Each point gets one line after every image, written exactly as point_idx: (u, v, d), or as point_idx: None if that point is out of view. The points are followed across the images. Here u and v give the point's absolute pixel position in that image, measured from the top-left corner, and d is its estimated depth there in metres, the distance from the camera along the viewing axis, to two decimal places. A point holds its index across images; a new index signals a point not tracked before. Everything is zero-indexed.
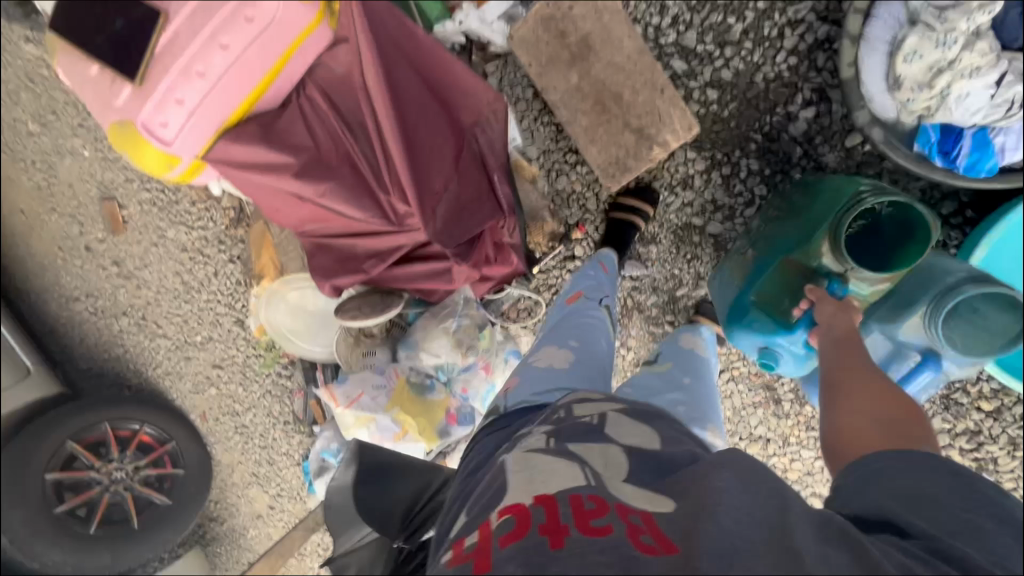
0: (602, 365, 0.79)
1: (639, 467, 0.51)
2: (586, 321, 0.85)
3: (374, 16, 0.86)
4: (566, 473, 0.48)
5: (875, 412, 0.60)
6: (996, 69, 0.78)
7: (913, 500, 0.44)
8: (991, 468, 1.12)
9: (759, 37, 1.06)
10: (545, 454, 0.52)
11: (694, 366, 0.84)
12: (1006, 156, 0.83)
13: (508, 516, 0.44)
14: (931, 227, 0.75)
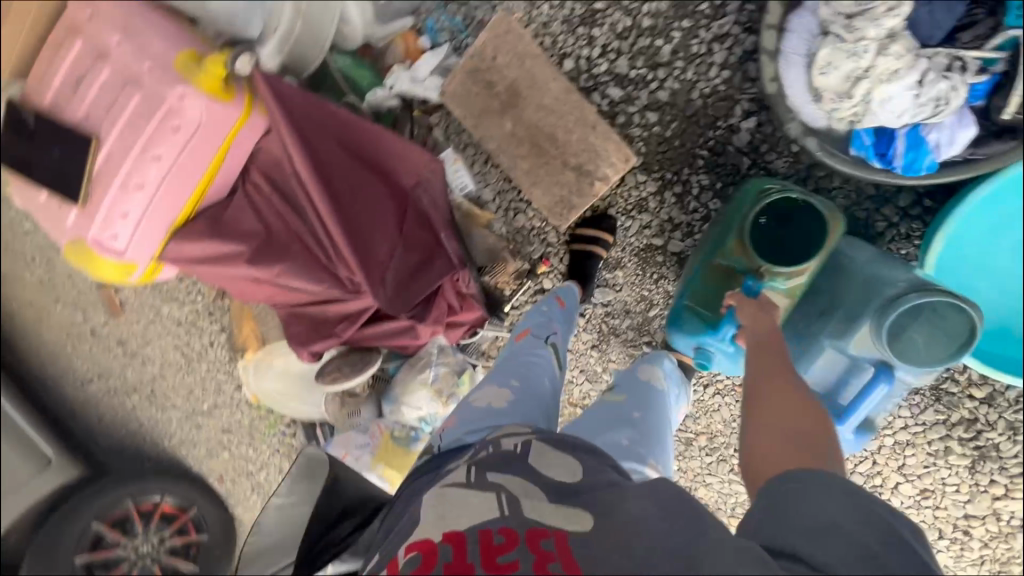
0: (546, 402, 0.78)
1: (560, 492, 0.54)
2: (531, 359, 0.84)
3: (297, 106, 0.89)
4: (481, 506, 0.50)
5: (784, 419, 0.55)
6: (915, 70, 0.76)
7: (817, 533, 0.44)
8: (994, 455, 1.10)
9: (689, 55, 1.05)
10: (463, 488, 0.53)
11: (648, 398, 0.82)
12: (942, 152, 0.81)
13: (414, 554, 0.46)
14: (833, 221, 0.74)
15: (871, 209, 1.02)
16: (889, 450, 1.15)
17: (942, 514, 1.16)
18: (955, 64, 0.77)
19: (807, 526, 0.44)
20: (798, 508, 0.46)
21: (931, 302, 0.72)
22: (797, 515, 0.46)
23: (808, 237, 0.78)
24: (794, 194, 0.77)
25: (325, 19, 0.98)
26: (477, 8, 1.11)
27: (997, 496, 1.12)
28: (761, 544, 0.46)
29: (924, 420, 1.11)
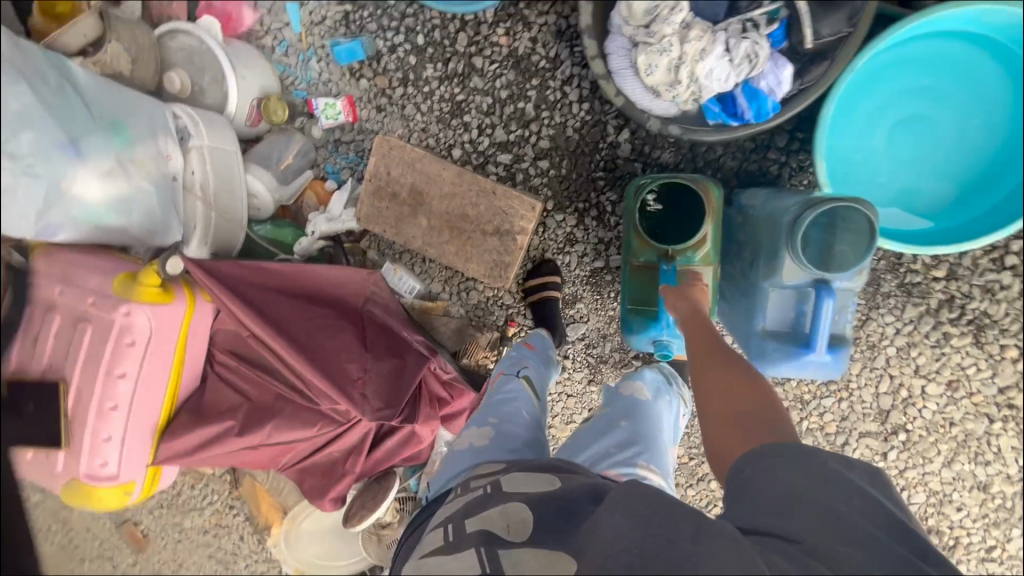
0: (526, 438, 0.78)
1: (543, 513, 0.57)
2: (504, 397, 0.86)
3: (242, 278, 0.98)
4: (460, 567, 0.52)
5: (733, 401, 0.61)
6: (717, 43, 0.89)
7: (779, 506, 0.47)
8: (990, 321, 1.10)
9: (550, 104, 1.18)
10: (444, 554, 0.54)
11: (632, 406, 0.82)
12: (778, 92, 0.92)
13: None
14: (704, 188, 0.82)
15: (760, 159, 1.11)
16: (897, 359, 1.15)
17: (979, 398, 1.14)
18: (748, 24, 0.91)
19: (772, 499, 0.48)
20: (760, 485, 0.49)
21: (835, 212, 0.78)
22: (763, 493, 0.49)
23: (691, 212, 0.85)
24: (660, 182, 0.84)
25: (235, 202, 1.11)
26: (363, 140, 1.25)
27: (1017, 358, 1.11)
28: (739, 529, 0.48)
29: (909, 317, 1.13)
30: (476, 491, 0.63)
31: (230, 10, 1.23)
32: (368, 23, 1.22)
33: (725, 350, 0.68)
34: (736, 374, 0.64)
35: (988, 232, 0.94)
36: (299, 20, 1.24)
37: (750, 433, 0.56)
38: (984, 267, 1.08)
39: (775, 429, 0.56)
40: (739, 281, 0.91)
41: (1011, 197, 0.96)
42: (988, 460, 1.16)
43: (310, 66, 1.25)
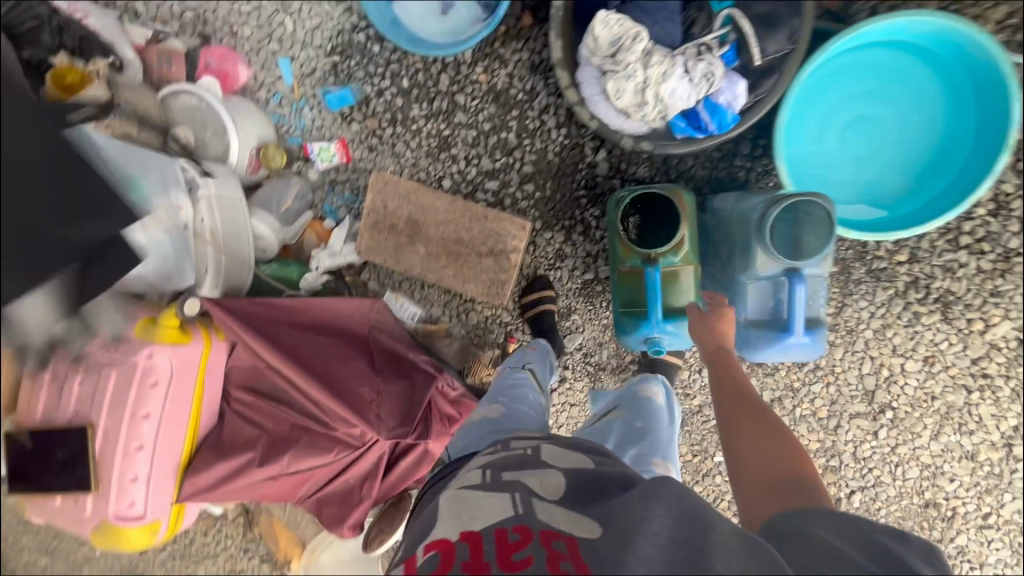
0: (533, 417, 0.89)
1: (573, 488, 0.64)
2: (512, 382, 0.97)
3: (255, 310, 1.05)
4: (495, 509, 0.59)
5: (768, 453, 0.66)
6: (676, 66, 0.98)
7: (824, 559, 0.50)
8: (955, 298, 1.19)
9: (530, 131, 1.27)
10: (480, 490, 0.64)
11: (648, 410, 0.91)
12: (734, 106, 1.01)
13: (434, 553, 0.56)
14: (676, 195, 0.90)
15: (728, 166, 1.21)
16: (875, 340, 1.23)
17: (955, 371, 1.21)
18: (703, 48, 1.00)
19: (815, 552, 0.51)
20: (803, 537, 0.53)
21: (800, 207, 0.87)
22: (806, 544, 0.52)
23: (666, 215, 0.93)
24: (635, 191, 0.92)
25: (242, 243, 1.17)
26: (358, 178, 1.33)
27: (984, 331, 1.19)
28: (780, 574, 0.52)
29: (881, 300, 1.21)
30: (511, 449, 0.73)
31: (225, 69, 1.32)
32: (354, 70, 1.31)
33: (756, 402, 0.74)
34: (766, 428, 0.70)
35: (938, 215, 1.04)
36: (291, 73, 1.33)
37: (786, 488, 0.61)
38: (941, 248, 1.17)
39: (812, 491, 0.60)
40: (721, 278, 0.99)
41: (953, 184, 1.06)
42: (971, 429, 1.23)
43: (303, 114, 1.34)
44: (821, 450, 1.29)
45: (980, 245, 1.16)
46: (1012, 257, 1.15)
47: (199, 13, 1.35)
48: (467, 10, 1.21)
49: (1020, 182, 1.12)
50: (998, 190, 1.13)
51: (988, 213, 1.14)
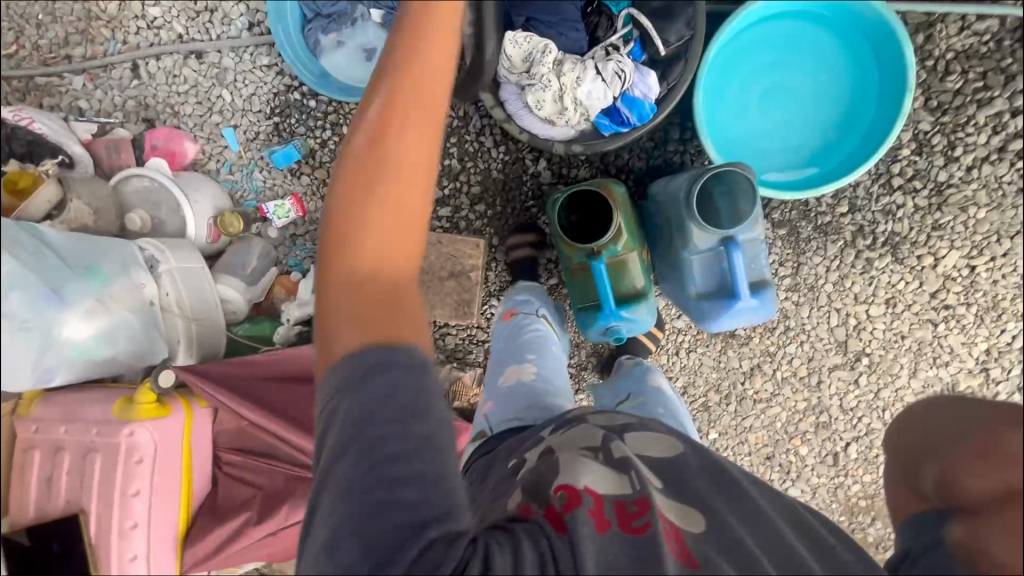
0: (554, 374, 1.08)
1: (669, 482, 0.68)
2: (531, 339, 1.13)
3: (233, 373, 1.07)
4: (616, 483, 0.63)
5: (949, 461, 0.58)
6: (588, 69, 1.04)
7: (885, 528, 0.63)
8: (902, 237, 1.23)
9: (471, 154, 1.31)
10: (597, 462, 0.66)
11: (661, 399, 1.03)
12: (650, 96, 1.07)
13: (564, 494, 0.60)
14: (604, 187, 0.93)
15: (662, 153, 1.26)
16: (836, 292, 1.27)
17: (918, 308, 1.25)
18: (609, 49, 1.06)
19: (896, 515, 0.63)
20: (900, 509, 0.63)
21: (735, 182, 0.92)
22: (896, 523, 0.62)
23: (600, 210, 0.97)
24: (571, 188, 0.94)
25: (209, 310, 1.18)
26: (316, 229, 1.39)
27: (935, 264, 1.23)
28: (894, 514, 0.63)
29: (832, 252, 1.25)
30: (606, 428, 0.77)
31: (172, 147, 1.37)
32: (296, 127, 1.37)
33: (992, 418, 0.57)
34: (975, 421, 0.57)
35: (863, 162, 1.09)
36: (236, 141, 1.39)
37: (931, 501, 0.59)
38: (877, 193, 1.22)
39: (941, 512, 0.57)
40: (666, 256, 1.03)
41: (871, 131, 1.11)
42: (946, 361, 1.26)
43: (254, 176, 1.39)
44: (810, 409, 1.32)
45: (911, 183, 1.20)
46: (944, 190, 1.20)
47: (140, 100, 1.41)
48: None
49: (934, 119, 1.17)
50: (917, 130, 1.18)
51: (912, 153, 1.19)
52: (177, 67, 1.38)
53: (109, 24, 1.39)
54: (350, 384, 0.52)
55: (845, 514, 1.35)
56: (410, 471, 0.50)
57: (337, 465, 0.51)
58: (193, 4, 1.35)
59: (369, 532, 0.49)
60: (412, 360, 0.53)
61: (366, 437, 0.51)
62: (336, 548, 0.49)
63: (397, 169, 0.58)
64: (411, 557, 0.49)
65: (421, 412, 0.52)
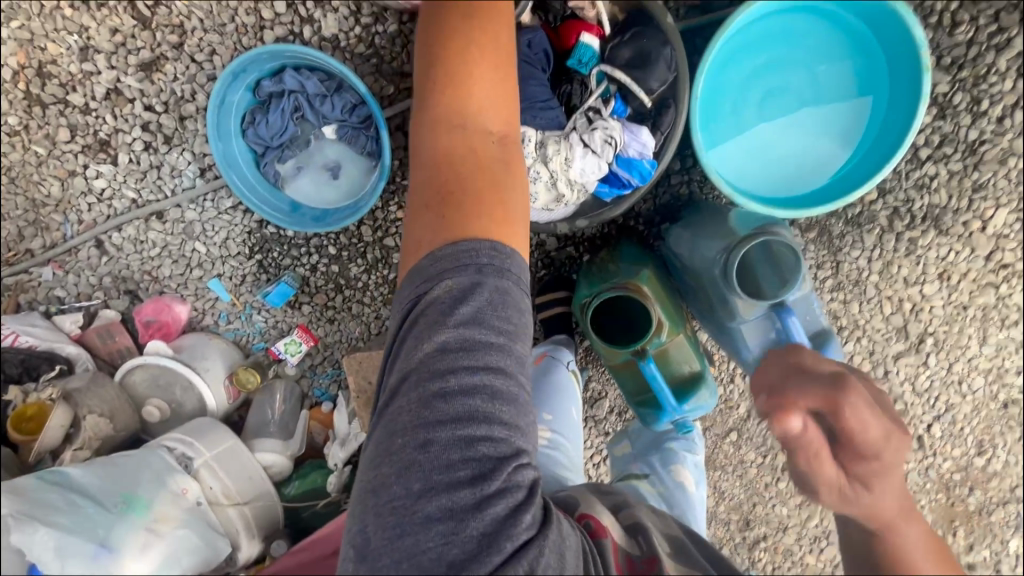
0: (570, 433, 1.05)
1: (677, 548, 0.70)
2: (554, 389, 1.09)
3: (300, 562, 1.03)
4: (627, 543, 0.68)
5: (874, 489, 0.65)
6: (574, 146, 0.94)
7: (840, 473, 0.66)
8: (942, 206, 1.14)
9: None
10: (610, 517, 0.70)
11: (677, 490, 1.02)
12: (647, 152, 0.96)
13: (586, 521, 0.68)
14: (637, 293, 0.85)
15: (668, 188, 1.16)
16: (885, 281, 1.19)
17: (974, 275, 1.17)
18: (590, 114, 0.96)
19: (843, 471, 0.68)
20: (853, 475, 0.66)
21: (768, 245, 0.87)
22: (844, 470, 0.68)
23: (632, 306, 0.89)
24: (600, 296, 0.86)
25: (257, 484, 1.14)
26: (333, 355, 1.32)
27: (984, 226, 1.14)
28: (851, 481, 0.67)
29: (870, 240, 1.17)
30: (618, 493, 0.78)
31: (164, 319, 1.29)
32: (281, 260, 1.29)
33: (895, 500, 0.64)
34: (873, 405, 0.66)
35: (886, 159, 0.99)
36: (225, 290, 1.30)
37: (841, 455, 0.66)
38: (906, 171, 1.13)
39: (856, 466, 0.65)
40: (707, 318, 0.98)
41: (894, 87, 1.00)
42: (1015, 319, 1.18)
43: (254, 320, 1.32)
44: None
45: (941, 150, 1.11)
46: (978, 148, 1.10)
47: (116, 274, 1.32)
48: (355, 167, 1.17)
49: (951, 78, 1.07)
50: (935, 93, 1.08)
51: (935, 119, 1.09)
52: (141, 233, 1.29)
53: (59, 207, 1.29)
54: (457, 265, 0.57)
55: (941, 491, 1.27)
56: (508, 388, 0.56)
57: (432, 358, 0.55)
58: (137, 165, 1.25)
59: (468, 434, 0.54)
60: (510, 259, 0.58)
61: (473, 339, 0.56)
62: (432, 443, 0.54)
63: (483, 68, 0.65)
64: (504, 474, 0.54)
65: (522, 335, 0.58)
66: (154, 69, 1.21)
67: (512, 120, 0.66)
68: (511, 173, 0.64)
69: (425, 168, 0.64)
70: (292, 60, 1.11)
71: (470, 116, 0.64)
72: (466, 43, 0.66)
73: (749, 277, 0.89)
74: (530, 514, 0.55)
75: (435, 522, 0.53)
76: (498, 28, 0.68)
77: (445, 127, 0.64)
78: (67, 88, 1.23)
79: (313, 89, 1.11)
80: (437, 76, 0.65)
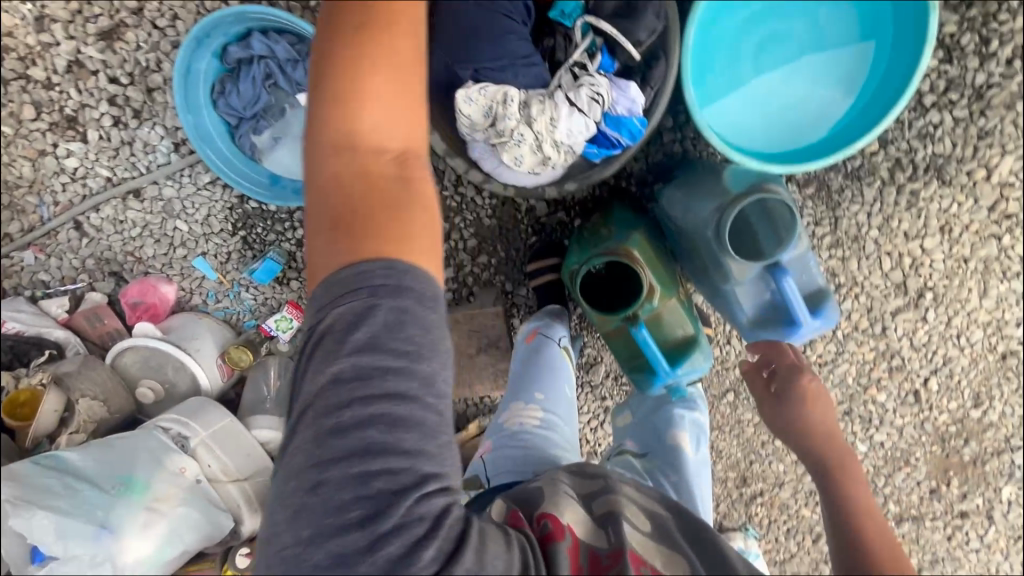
0: (565, 410, 1.04)
1: (655, 528, 0.71)
2: (547, 366, 1.08)
3: None
4: (594, 534, 0.67)
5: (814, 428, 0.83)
6: (559, 105, 0.89)
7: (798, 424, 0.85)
8: (946, 155, 1.10)
9: (452, 208, 1.18)
10: (581, 510, 0.69)
11: (674, 461, 1.00)
12: (637, 108, 0.92)
13: (545, 523, 0.64)
14: (626, 258, 0.82)
15: (661, 147, 1.12)
16: (884, 236, 1.16)
17: (977, 226, 1.14)
18: (576, 70, 0.91)
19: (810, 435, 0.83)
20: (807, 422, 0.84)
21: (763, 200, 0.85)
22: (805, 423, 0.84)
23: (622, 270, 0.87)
24: (588, 263, 0.84)
25: (257, 460, 1.11)
26: None
27: (988, 175, 1.11)
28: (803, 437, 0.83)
29: (870, 193, 1.13)
30: (604, 472, 0.77)
31: (151, 300, 1.27)
32: (266, 236, 1.26)
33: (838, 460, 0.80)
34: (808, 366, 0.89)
35: (887, 108, 0.94)
36: (211, 268, 1.28)
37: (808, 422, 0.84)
38: (910, 119, 1.09)
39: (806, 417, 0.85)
40: (702, 280, 0.95)
41: (899, 31, 0.95)
42: (1017, 271, 1.16)
43: (243, 297, 1.30)
44: (880, 356, 1.23)
45: (947, 96, 1.07)
46: (985, 93, 1.06)
47: (98, 256, 1.28)
48: None
49: (958, 18, 1.04)
50: (942, 35, 1.05)
51: (941, 62, 1.06)
52: (119, 212, 1.25)
53: (31, 189, 1.24)
54: (353, 291, 0.52)
55: (937, 443, 1.27)
56: (411, 413, 0.53)
57: (328, 392, 0.52)
58: (108, 142, 1.21)
59: (362, 470, 0.52)
60: (417, 282, 0.54)
61: (367, 368, 0.52)
62: (323, 483, 0.52)
63: (379, 75, 0.56)
64: (401, 510, 0.52)
65: (428, 353, 0.54)
66: (116, 38, 1.15)
67: (416, 134, 0.58)
68: (413, 193, 0.57)
69: (319, 190, 0.56)
70: (259, 23, 1.06)
71: (372, 137, 0.56)
72: (350, 50, 0.56)
73: (743, 237, 0.87)
74: (431, 551, 0.53)
75: (325, 570, 0.52)
76: (400, 22, 0.57)
77: (337, 152, 0.56)
78: (27, 62, 1.17)
79: (284, 54, 1.06)
80: (325, 95, 0.56)
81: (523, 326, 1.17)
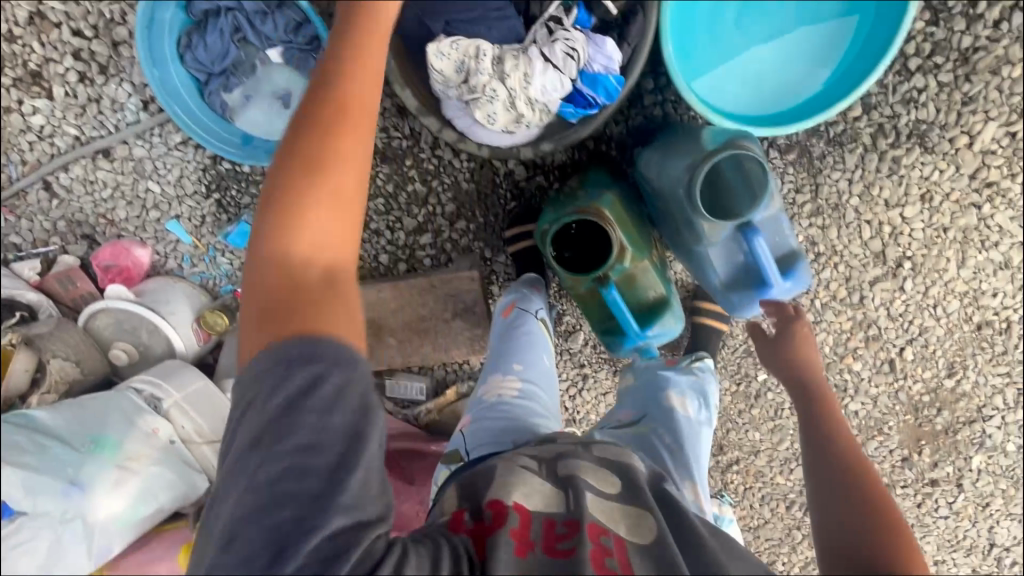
0: (543, 381, 1.02)
1: (621, 484, 0.70)
2: (524, 337, 1.07)
3: None
4: (550, 501, 0.66)
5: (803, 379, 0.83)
6: (534, 60, 0.87)
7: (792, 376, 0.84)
8: (930, 121, 1.09)
9: (430, 171, 1.16)
10: (540, 479, 0.69)
11: (672, 424, 0.91)
12: (614, 65, 0.89)
13: (491, 513, 0.63)
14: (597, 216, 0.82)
15: (641, 110, 1.10)
16: (865, 204, 1.15)
17: (958, 195, 1.13)
18: (551, 25, 0.89)
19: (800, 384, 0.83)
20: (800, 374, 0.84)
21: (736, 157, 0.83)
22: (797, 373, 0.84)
23: (594, 230, 0.87)
24: (559, 221, 0.84)
25: None
26: None
27: (971, 143, 1.09)
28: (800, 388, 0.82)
29: (852, 160, 1.12)
30: (570, 442, 0.78)
31: (124, 263, 1.25)
32: (240, 199, 1.24)
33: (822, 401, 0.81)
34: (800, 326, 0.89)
35: (869, 70, 0.92)
36: (185, 232, 1.26)
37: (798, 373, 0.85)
38: (894, 84, 1.07)
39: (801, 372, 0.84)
40: (676, 245, 0.95)
41: (882, 9, 0.92)
42: (996, 241, 1.16)
43: (218, 262, 1.28)
44: (857, 326, 1.23)
45: (932, 60, 1.06)
46: (970, 57, 1.05)
47: (70, 218, 1.25)
48: None
49: None
50: None
51: (927, 25, 1.04)
52: (89, 172, 1.22)
53: None
54: (277, 366, 0.52)
55: (910, 412, 1.28)
56: (324, 464, 0.51)
57: (245, 451, 0.51)
58: (75, 99, 1.17)
59: (271, 524, 0.50)
60: (336, 352, 0.53)
61: (281, 422, 0.51)
62: (233, 539, 0.50)
63: (321, 195, 0.56)
64: (307, 551, 0.50)
65: (342, 405, 0.52)
66: None
67: (352, 248, 0.58)
68: (344, 296, 0.56)
69: (253, 281, 0.56)
70: None
71: (312, 236, 0.56)
72: (296, 185, 0.56)
73: (715, 196, 0.87)
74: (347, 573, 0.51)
75: None
76: (349, 136, 0.58)
77: (273, 267, 0.55)
78: None
79: (252, 7, 1.03)
80: (271, 209, 0.56)
81: (500, 301, 1.16)
